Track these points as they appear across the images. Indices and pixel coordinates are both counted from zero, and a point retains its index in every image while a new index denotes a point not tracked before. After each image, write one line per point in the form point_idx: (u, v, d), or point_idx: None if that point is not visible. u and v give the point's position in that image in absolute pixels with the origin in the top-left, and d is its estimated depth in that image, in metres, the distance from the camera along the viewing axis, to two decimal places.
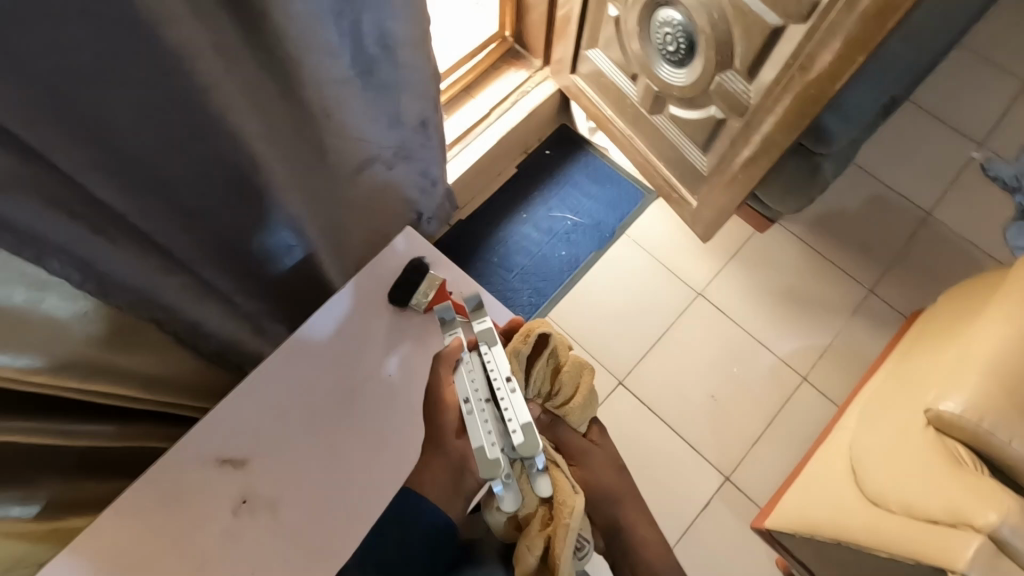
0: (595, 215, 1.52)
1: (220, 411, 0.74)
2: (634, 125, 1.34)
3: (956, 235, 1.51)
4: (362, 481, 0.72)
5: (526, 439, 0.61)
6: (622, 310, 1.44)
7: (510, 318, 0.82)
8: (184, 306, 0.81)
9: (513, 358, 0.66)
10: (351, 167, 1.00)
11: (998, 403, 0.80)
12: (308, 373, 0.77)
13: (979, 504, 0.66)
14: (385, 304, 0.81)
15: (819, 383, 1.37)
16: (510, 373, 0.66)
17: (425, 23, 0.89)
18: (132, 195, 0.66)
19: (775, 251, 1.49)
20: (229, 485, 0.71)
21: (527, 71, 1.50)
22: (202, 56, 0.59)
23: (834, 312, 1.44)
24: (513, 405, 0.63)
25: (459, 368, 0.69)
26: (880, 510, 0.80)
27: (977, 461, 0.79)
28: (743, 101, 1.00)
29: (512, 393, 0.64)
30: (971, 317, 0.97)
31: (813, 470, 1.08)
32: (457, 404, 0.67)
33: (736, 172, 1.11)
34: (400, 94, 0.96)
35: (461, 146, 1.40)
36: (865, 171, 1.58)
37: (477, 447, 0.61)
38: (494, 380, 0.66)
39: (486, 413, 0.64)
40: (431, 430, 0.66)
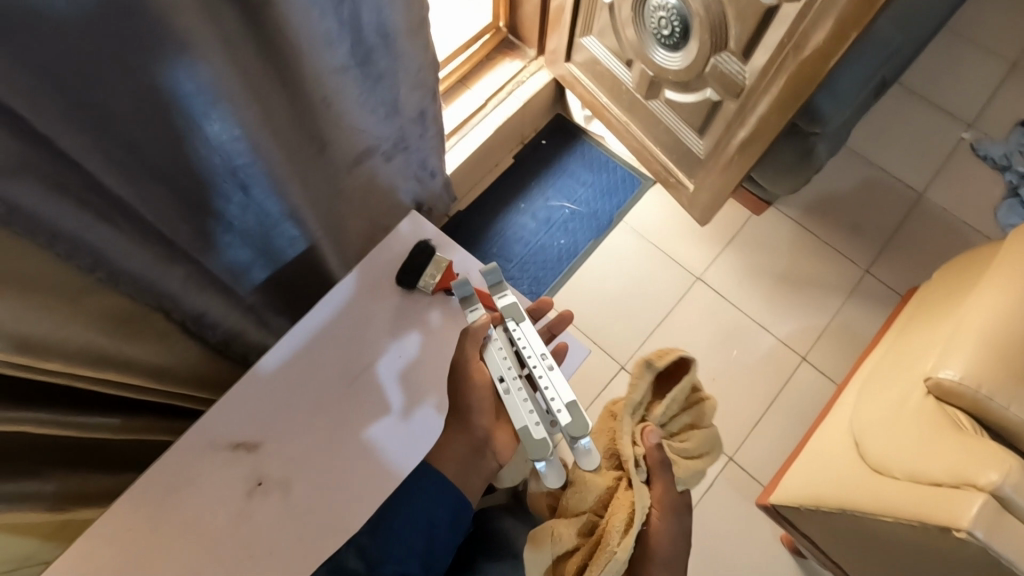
0: (592, 203, 1.53)
1: (231, 396, 0.75)
2: (629, 112, 1.35)
3: (948, 214, 1.54)
4: (374, 461, 0.73)
5: (573, 419, 0.64)
6: (622, 296, 1.45)
7: (541, 299, 0.87)
8: (190, 294, 0.81)
9: (646, 369, 0.66)
10: (350, 157, 1.00)
11: (997, 370, 0.81)
12: (317, 357, 0.78)
13: (981, 465, 0.68)
14: (391, 287, 0.81)
15: (818, 363, 1.39)
16: (544, 349, 0.71)
17: (422, 10, 0.89)
18: (139, 182, 0.66)
19: (772, 234, 1.51)
20: (242, 468, 0.72)
21: (522, 61, 1.51)
22: (203, 42, 0.59)
23: (831, 292, 1.45)
24: (552, 382, 0.68)
25: (488, 346, 0.71)
26: (883, 478, 0.81)
27: (976, 427, 0.81)
28: (738, 83, 1.02)
29: (550, 371, 0.68)
30: (967, 290, 0.99)
31: (816, 445, 1.09)
32: (489, 382, 0.70)
33: (733, 154, 1.12)
34: (398, 83, 0.96)
35: (459, 136, 1.41)
36: (857, 153, 1.60)
37: (522, 428, 0.65)
38: (529, 359, 0.70)
39: (522, 391, 0.68)
40: (458, 411, 0.70)
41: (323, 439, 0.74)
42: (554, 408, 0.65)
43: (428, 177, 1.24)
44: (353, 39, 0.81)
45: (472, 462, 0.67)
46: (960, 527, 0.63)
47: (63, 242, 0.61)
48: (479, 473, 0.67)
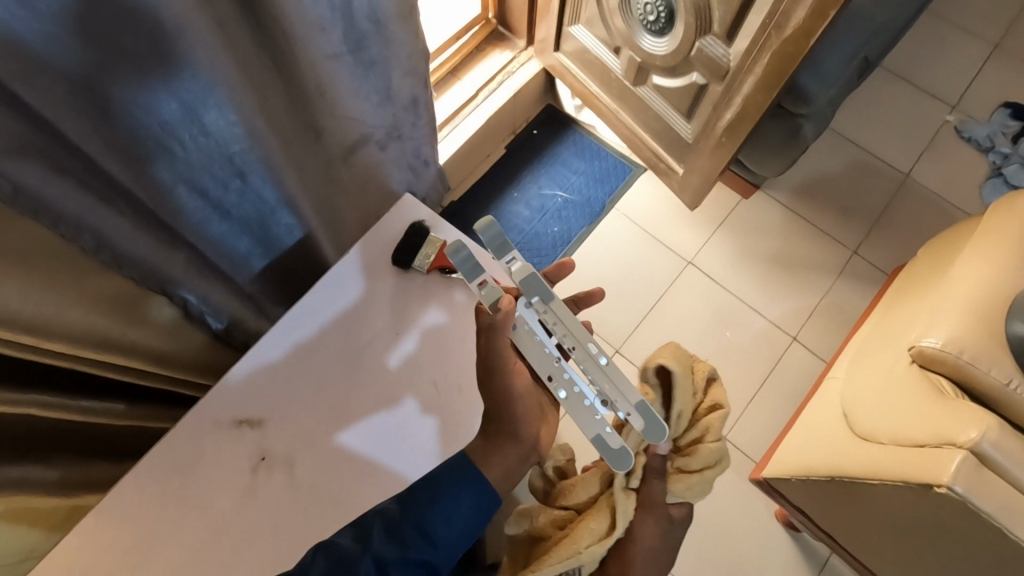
0: (585, 190, 1.55)
1: (232, 376, 0.76)
2: (619, 99, 1.37)
3: (934, 195, 1.56)
4: (375, 434, 0.75)
5: (644, 421, 0.65)
6: (615, 281, 1.47)
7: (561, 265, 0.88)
8: (190, 280, 0.83)
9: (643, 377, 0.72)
10: (345, 146, 1.02)
11: (975, 337, 0.84)
12: (317, 336, 0.80)
13: (961, 425, 0.70)
14: (388, 266, 0.83)
15: (809, 342, 1.42)
16: (587, 339, 0.68)
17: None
18: (138, 167, 0.68)
19: (761, 217, 1.54)
20: (247, 445, 0.74)
21: (512, 52, 1.53)
22: (201, 28, 0.61)
23: (820, 273, 1.48)
24: (608, 376, 0.66)
25: (525, 339, 0.70)
26: (870, 444, 0.84)
27: (958, 392, 0.83)
28: (723, 65, 1.04)
29: (602, 363, 0.67)
30: (949, 262, 1.01)
31: (807, 419, 1.12)
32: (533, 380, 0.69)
33: (720, 136, 1.14)
34: (390, 72, 0.98)
35: (451, 127, 1.42)
36: (843, 136, 1.63)
37: (596, 437, 0.65)
38: (574, 351, 0.68)
39: (578, 387, 0.67)
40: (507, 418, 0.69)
41: (325, 414, 0.76)
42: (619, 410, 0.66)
43: (421, 166, 1.25)
44: (345, 27, 0.83)
45: (513, 465, 0.68)
46: (941, 482, 0.66)
47: (66, 225, 0.63)
48: (519, 473, 0.69)
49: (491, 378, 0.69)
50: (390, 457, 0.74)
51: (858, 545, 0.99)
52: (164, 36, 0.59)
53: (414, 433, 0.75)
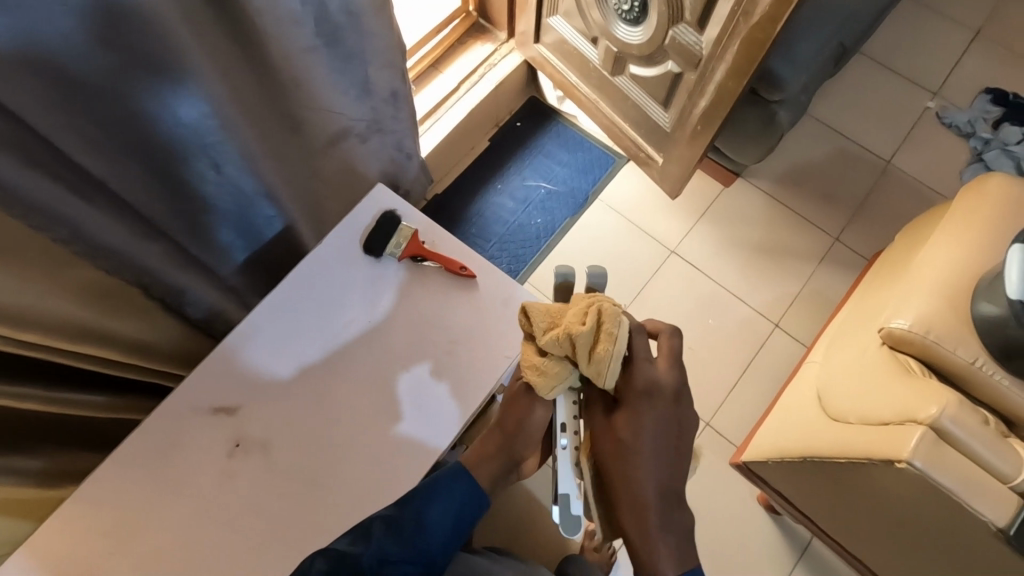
0: (568, 181, 1.56)
1: (208, 364, 0.77)
2: (598, 89, 1.38)
3: (915, 181, 1.57)
4: (350, 418, 0.77)
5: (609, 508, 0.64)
6: (599, 271, 1.48)
7: None
8: (168, 272, 0.84)
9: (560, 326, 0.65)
10: (324, 139, 1.03)
11: (942, 318, 0.85)
12: (292, 324, 0.81)
13: (923, 401, 0.72)
14: (361, 254, 0.85)
15: (790, 328, 1.43)
16: None
17: None
18: (112, 161, 0.69)
19: (743, 205, 1.55)
20: (223, 429, 0.75)
21: (493, 44, 1.54)
22: (169, 19, 0.62)
23: (802, 260, 1.49)
24: None
25: None
26: (840, 425, 0.85)
27: (924, 371, 0.84)
28: (695, 53, 1.05)
29: None
30: (921, 245, 1.03)
31: (785, 403, 1.13)
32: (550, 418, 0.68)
33: (696, 124, 1.15)
34: (367, 65, 0.98)
35: (433, 120, 1.43)
36: (825, 124, 1.64)
37: (565, 497, 0.64)
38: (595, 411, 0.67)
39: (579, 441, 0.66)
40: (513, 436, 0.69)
41: (300, 399, 0.77)
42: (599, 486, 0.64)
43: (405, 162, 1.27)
44: (318, 21, 0.83)
45: (501, 476, 0.70)
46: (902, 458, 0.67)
47: (38, 217, 0.64)
48: (500, 484, 0.70)
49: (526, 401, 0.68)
50: (365, 440, 0.76)
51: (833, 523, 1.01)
52: (130, 23, 0.60)
53: (430, 400, 0.77)
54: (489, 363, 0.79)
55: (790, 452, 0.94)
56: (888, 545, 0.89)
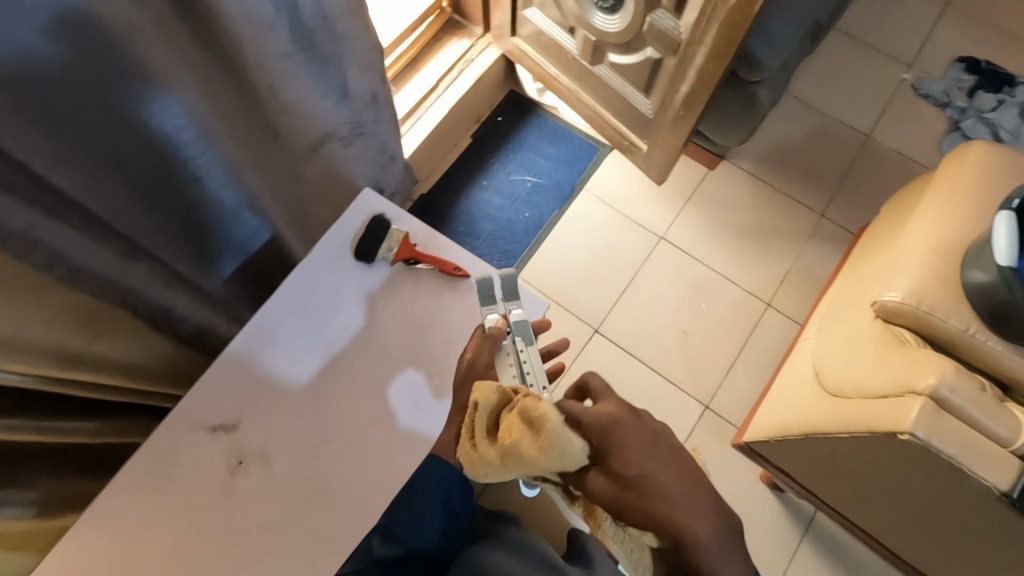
0: (554, 174, 1.56)
1: (203, 382, 0.76)
2: (578, 80, 1.37)
3: (895, 154, 1.59)
4: (352, 427, 0.76)
5: None
6: (589, 262, 1.48)
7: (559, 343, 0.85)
8: (154, 291, 0.82)
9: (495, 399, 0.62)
10: (306, 145, 1.01)
11: (934, 288, 0.86)
12: (286, 336, 0.79)
13: (921, 372, 0.72)
14: (352, 260, 0.83)
15: (782, 307, 1.44)
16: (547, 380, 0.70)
17: None
18: (89, 180, 0.67)
19: (727, 188, 1.55)
20: (223, 448, 0.74)
21: (469, 40, 1.52)
22: (136, 28, 0.61)
23: (790, 239, 1.50)
24: None
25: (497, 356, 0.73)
26: (840, 400, 0.86)
27: (919, 342, 0.85)
28: (674, 38, 1.05)
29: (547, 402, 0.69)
30: (907, 217, 1.04)
31: (783, 381, 1.14)
32: None
33: (679, 109, 1.15)
34: (345, 68, 0.97)
35: (414, 120, 1.41)
36: (804, 102, 1.65)
37: None
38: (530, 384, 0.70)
39: None
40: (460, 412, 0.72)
41: (300, 412, 0.76)
42: None
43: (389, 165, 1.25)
44: (292, 26, 0.82)
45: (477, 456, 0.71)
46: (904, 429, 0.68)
47: (16, 243, 0.61)
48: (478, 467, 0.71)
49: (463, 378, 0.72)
50: (369, 449, 0.75)
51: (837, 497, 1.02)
52: (96, 33, 0.58)
53: (431, 403, 0.77)
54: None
55: (791, 431, 0.95)
56: (893, 515, 0.90)
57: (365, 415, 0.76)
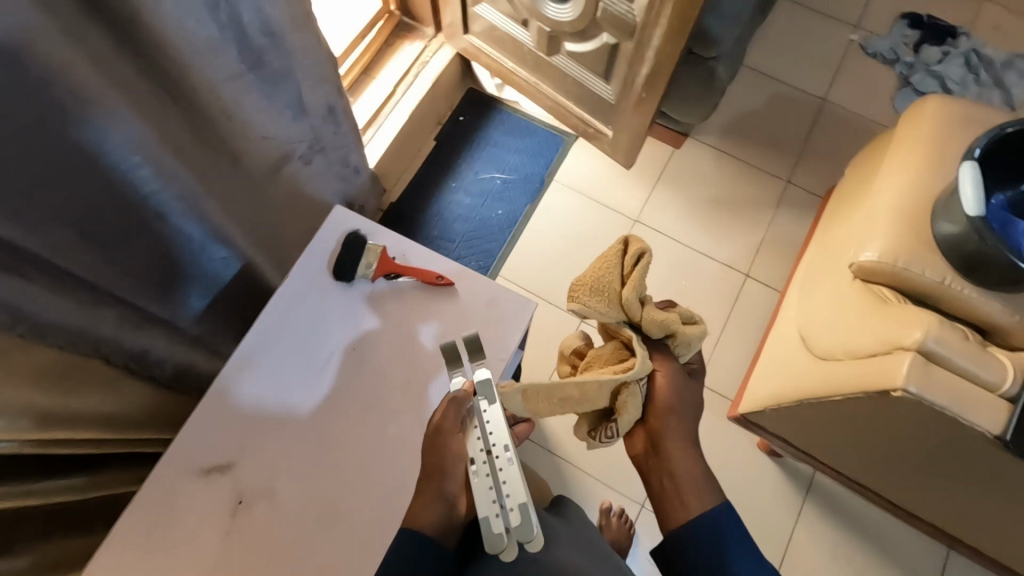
0: (522, 168, 1.55)
1: (191, 424, 0.73)
2: (536, 71, 1.36)
3: (851, 114, 1.62)
4: (351, 452, 0.74)
5: (522, 523, 0.61)
6: (567, 253, 1.48)
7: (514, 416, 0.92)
8: (127, 336, 0.78)
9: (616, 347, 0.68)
10: (267, 167, 0.99)
11: (908, 244, 0.88)
12: (272, 367, 0.77)
13: (905, 327, 0.74)
14: (331, 281, 0.81)
15: (760, 276, 1.46)
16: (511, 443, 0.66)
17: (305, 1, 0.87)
18: (44, 230, 0.63)
19: (695, 164, 1.57)
20: (220, 489, 0.72)
21: (422, 42, 1.50)
22: (74, 64, 0.58)
23: (760, 208, 1.52)
24: (511, 479, 0.63)
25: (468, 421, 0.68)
26: (830, 363, 0.87)
27: (900, 298, 0.87)
28: (629, 21, 1.04)
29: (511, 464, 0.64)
30: (873, 175, 1.06)
31: (771, 349, 1.15)
32: (461, 457, 0.66)
33: (641, 91, 1.15)
34: (299, 84, 0.94)
35: (375, 128, 1.38)
36: (758, 72, 1.67)
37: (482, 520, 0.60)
38: (494, 447, 0.65)
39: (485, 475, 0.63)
40: (431, 467, 0.65)
41: (296, 443, 0.74)
42: (508, 507, 0.62)
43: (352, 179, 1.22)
44: (239, 46, 0.79)
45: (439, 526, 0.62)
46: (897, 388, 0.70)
47: None
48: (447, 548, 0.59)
49: (436, 437, 0.67)
50: (372, 471, 0.73)
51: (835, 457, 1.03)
52: (32, 73, 0.55)
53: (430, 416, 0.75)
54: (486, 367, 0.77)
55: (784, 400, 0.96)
56: (891, 468, 0.93)
57: (361, 438, 0.74)
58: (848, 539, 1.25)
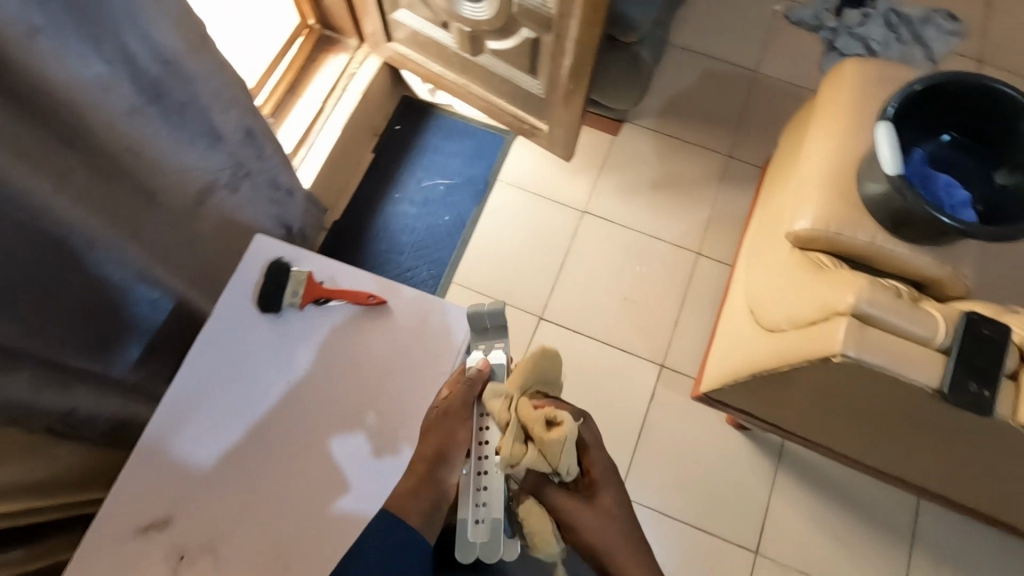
0: (463, 171, 1.53)
1: (124, 482, 0.70)
2: (464, 73, 1.34)
3: (783, 83, 1.64)
4: (296, 489, 0.71)
5: (490, 540, 0.63)
6: (518, 252, 1.47)
7: None
8: (49, 398, 0.74)
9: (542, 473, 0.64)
10: (188, 201, 0.95)
11: (838, 208, 0.89)
12: (204, 411, 0.74)
13: (839, 292, 0.74)
14: (258, 314, 0.78)
15: (712, 253, 1.47)
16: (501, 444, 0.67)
17: (196, 22, 0.81)
18: None
19: (636, 149, 1.57)
20: (159, 547, 0.68)
21: (346, 54, 1.46)
22: None
23: (704, 186, 1.53)
24: (492, 485, 0.65)
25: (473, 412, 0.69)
26: (776, 334, 0.88)
27: (836, 262, 0.87)
28: (544, 14, 1.04)
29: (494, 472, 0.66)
30: (801, 143, 1.07)
31: (725, 325, 1.16)
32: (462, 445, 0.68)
33: (567, 83, 1.14)
34: (208, 110, 0.90)
35: (306, 148, 1.34)
36: (689, 51, 1.68)
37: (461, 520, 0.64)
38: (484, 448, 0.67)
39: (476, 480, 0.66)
40: (432, 451, 0.67)
41: (236, 487, 0.71)
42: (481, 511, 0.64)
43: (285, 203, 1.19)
44: (132, 78, 0.76)
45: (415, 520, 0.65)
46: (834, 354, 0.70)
47: None
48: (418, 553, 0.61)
49: (441, 421, 0.69)
50: (319, 506, 0.70)
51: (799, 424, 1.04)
52: None
53: (375, 439, 0.73)
54: (429, 380, 0.75)
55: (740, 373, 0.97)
56: (847, 428, 0.94)
57: (305, 471, 0.72)
58: (821, 500, 1.27)
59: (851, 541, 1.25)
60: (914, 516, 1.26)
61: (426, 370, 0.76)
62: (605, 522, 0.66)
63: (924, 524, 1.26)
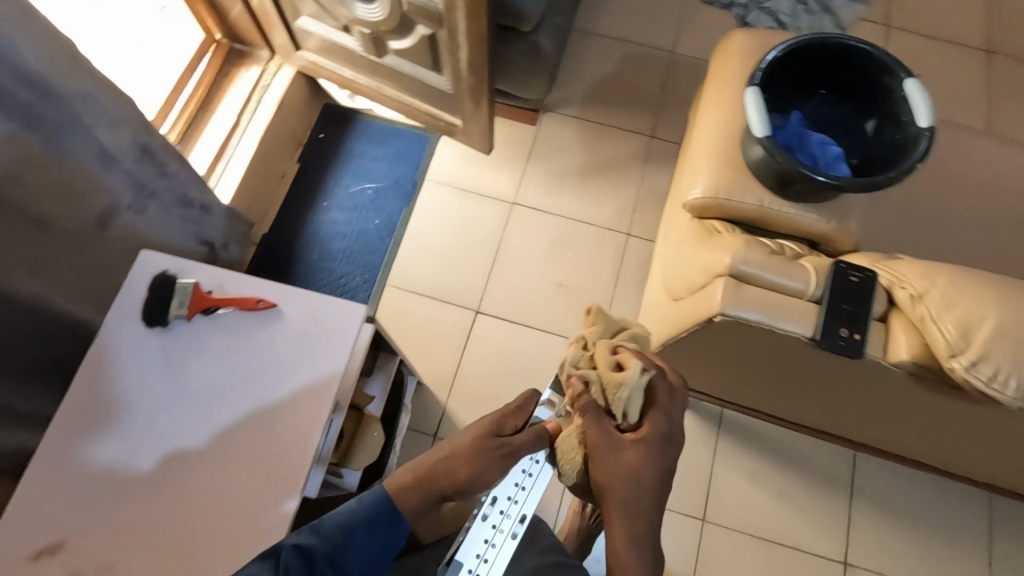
0: (389, 173, 1.53)
1: (15, 508, 0.72)
2: (375, 75, 1.35)
3: (699, 61, 1.68)
4: (185, 498, 0.73)
5: None
6: (450, 248, 1.48)
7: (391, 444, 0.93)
8: None
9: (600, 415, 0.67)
10: (87, 224, 0.93)
11: (728, 173, 0.92)
12: (94, 431, 0.76)
13: (721, 255, 0.77)
14: (146, 331, 0.81)
15: (641, 232, 1.50)
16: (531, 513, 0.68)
17: (61, 38, 0.80)
18: None
19: (561, 137, 1.58)
20: (52, 569, 0.70)
21: (259, 65, 1.46)
22: None
23: (630, 167, 1.56)
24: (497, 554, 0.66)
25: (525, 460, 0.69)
26: (677, 302, 0.90)
27: (730, 228, 0.90)
28: (433, 10, 1.05)
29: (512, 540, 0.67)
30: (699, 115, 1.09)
31: (647, 300, 1.18)
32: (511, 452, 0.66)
33: (468, 77, 1.16)
34: (90, 129, 0.88)
35: (223, 162, 1.35)
36: (607, 37, 1.70)
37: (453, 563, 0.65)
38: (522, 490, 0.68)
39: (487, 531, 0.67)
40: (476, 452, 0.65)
41: (126, 502, 0.73)
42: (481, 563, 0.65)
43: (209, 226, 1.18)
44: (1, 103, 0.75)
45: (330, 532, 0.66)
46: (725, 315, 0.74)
47: None
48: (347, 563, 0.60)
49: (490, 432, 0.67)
50: (208, 514, 0.73)
51: (718, 383, 1.08)
52: None
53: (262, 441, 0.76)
54: (308, 380, 0.79)
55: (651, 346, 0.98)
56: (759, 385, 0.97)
57: (194, 480, 0.74)
58: (761, 461, 1.30)
59: (792, 500, 1.28)
60: (852, 469, 1.30)
61: (307, 370, 0.79)
62: (630, 471, 0.65)
63: (862, 475, 1.29)
